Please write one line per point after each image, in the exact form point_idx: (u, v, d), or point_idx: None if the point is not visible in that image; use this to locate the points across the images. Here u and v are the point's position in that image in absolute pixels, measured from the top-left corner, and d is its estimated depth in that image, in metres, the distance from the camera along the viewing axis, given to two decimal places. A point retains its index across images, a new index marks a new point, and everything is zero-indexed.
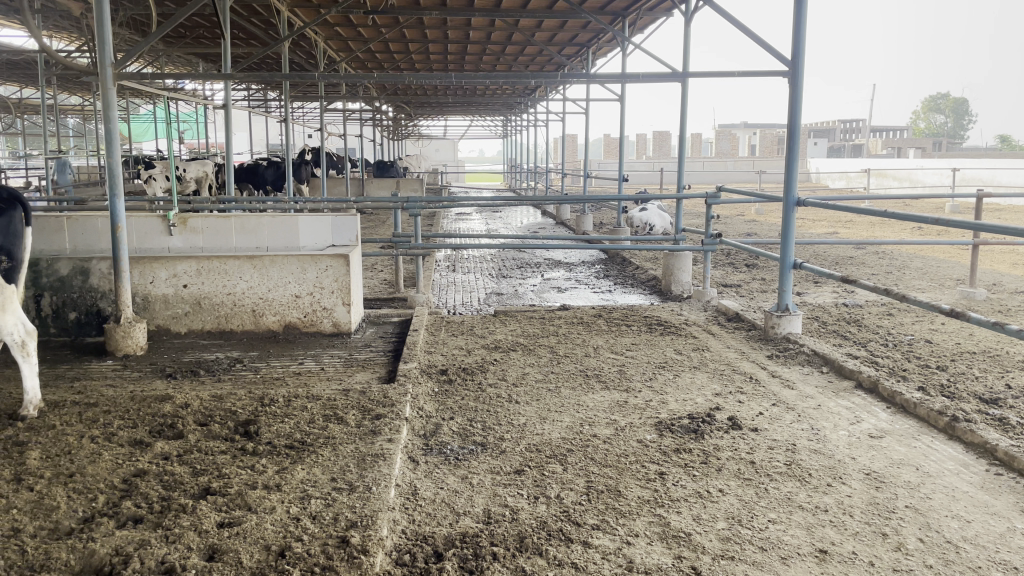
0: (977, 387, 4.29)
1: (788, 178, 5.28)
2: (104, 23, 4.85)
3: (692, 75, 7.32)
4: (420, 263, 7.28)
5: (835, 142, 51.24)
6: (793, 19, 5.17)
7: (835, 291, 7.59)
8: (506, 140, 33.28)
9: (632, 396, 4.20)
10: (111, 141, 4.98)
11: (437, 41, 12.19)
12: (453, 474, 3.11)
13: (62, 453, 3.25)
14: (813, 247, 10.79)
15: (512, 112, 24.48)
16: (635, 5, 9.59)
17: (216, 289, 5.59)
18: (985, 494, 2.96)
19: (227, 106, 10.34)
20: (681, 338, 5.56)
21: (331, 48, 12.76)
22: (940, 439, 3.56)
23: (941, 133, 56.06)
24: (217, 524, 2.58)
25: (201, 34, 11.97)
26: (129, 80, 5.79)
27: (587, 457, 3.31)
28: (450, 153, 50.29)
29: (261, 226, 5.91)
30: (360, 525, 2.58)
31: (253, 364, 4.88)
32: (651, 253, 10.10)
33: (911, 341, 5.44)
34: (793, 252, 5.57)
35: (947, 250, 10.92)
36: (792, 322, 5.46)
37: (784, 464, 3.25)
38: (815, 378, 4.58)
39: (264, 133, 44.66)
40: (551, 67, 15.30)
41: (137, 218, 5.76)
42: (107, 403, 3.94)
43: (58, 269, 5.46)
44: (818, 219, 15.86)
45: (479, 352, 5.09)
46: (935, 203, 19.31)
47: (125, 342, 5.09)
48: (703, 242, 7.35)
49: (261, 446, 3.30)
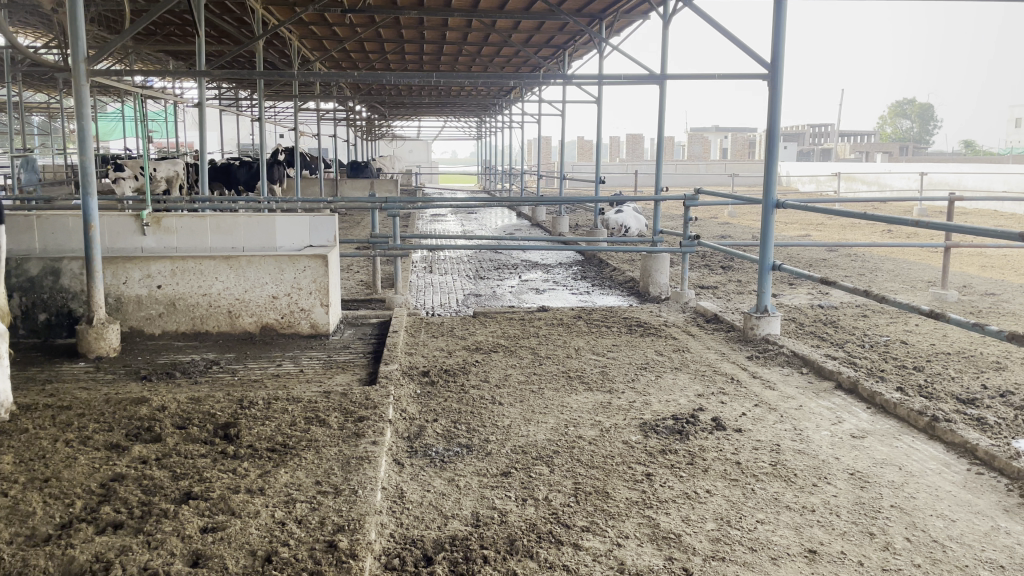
0: (954, 387, 4.35)
1: (767, 179, 5.29)
2: (78, 17, 4.73)
3: (671, 77, 7.34)
4: (398, 265, 7.21)
5: (804, 145, 51.95)
6: (774, 21, 5.20)
7: (810, 294, 7.67)
8: (480, 142, 33.29)
9: (615, 397, 4.20)
10: (84, 139, 4.87)
11: (414, 41, 12.14)
12: (439, 476, 3.07)
13: (36, 457, 3.16)
14: (787, 250, 10.89)
15: (488, 114, 24.39)
16: (613, 7, 9.61)
17: (191, 289, 5.49)
18: (967, 493, 3.00)
19: (199, 104, 10.20)
20: (662, 340, 5.57)
21: (305, 47, 12.64)
22: (921, 439, 3.59)
23: (908, 138, 57.01)
24: (200, 529, 2.52)
25: (173, 31, 11.81)
26: (100, 76, 5.66)
27: (573, 458, 3.29)
28: (424, 155, 50.16)
29: (237, 226, 5.84)
30: (347, 529, 2.53)
31: (230, 366, 4.80)
32: (627, 255, 10.14)
33: (887, 342, 5.50)
34: (771, 254, 5.58)
35: (917, 252, 11.06)
36: (770, 323, 5.47)
37: (769, 465, 3.26)
38: (796, 379, 4.61)
39: (234, 133, 44.21)
40: (526, 68, 15.29)
41: (109, 217, 5.65)
42: (82, 406, 3.85)
43: (28, 269, 5.35)
44: (791, 221, 16.04)
45: (460, 354, 5.06)
46: (904, 206, 19.63)
47: (98, 344, 4.98)
48: (681, 243, 7.36)
49: (242, 449, 3.24)
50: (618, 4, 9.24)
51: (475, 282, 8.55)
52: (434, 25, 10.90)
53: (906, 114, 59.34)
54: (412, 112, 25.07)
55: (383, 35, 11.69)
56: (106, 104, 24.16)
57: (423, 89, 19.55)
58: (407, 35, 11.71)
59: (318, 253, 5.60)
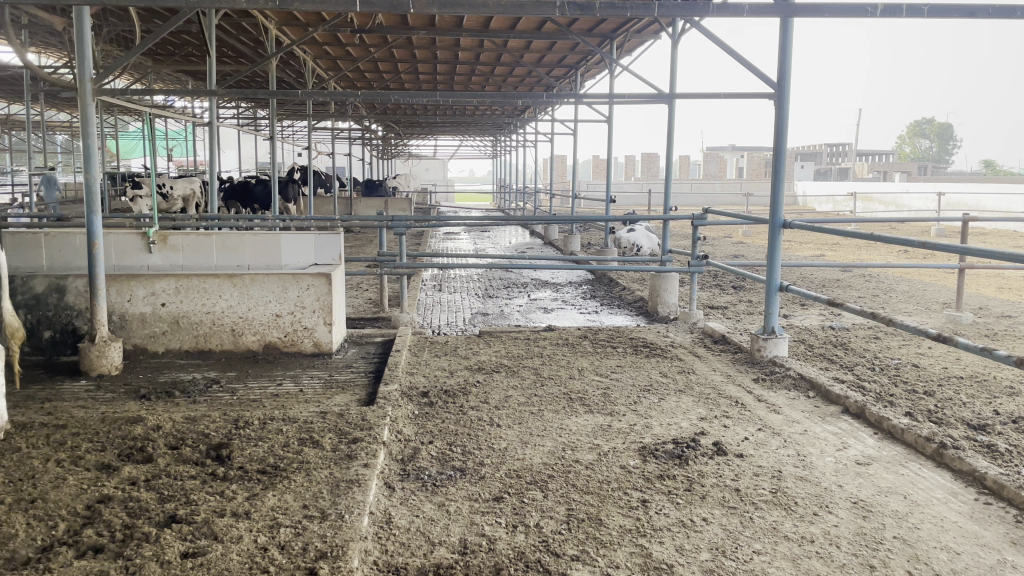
0: (965, 413, 4.24)
1: (774, 200, 5.22)
2: (85, 38, 4.77)
3: (679, 96, 7.31)
4: (405, 283, 7.18)
5: (822, 165, 51.77)
6: (780, 40, 5.15)
7: (821, 314, 7.57)
8: (495, 161, 33.43)
9: (617, 420, 4.12)
10: (89, 158, 4.90)
11: (426, 60, 12.19)
12: (430, 501, 3.02)
13: (25, 477, 3.14)
14: (800, 270, 10.78)
15: (502, 133, 24.45)
16: (623, 28, 9.56)
17: (195, 307, 5.48)
18: (974, 524, 2.90)
19: (212, 122, 10.28)
20: (668, 361, 5.50)
21: (320, 66, 12.74)
22: (928, 466, 3.50)
23: (927, 157, 56.66)
24: (180, 554, 2.48)
25: (189, 51, 11.93)
26: (107, 95, 5.69)
27: (568, 484, 3.22)
28: (440, 173, 50.39)
29: (243, 244, 5.85)
30: (330, 556, 2.48)
31: (230, 385, 4.77)
32: (637, 274, 10.07)
33: (898, 365, 5.39)
34: (779, 274, 5.49)
35: (934, 274, 10.91)
36: (778, 345, 5.39)
37: (769, 492, 3.18)
38: (802, 403, 4.51)
39: (252, 152, 44.65)
40: (539, 88, 15.32)
41: (116, 235, 5.69)
42: (77, 425, 3.83)
43: (33, 286, 5.35)
44: (805, 241, 15.90)
45: (461, 374, 5.01)
46: (921, 226, 19.45)
47: (100, 362, 4.98)
48: (690, 263, 7.27)
49: (232, 471, 3.20)
50: (629, 25, 9.23)
51: (483, 301, 8.50)
52: (446, 45, 10.93)
53: (925, 134, 59.01)
54: (426, 131, 25.21)
55: (395, 54, 11.75)
56: (124, 124, 24.54)
57: (438, 108, 19.65)
58: (420, 55, 11.77)
59: (321, 271, 5.59)
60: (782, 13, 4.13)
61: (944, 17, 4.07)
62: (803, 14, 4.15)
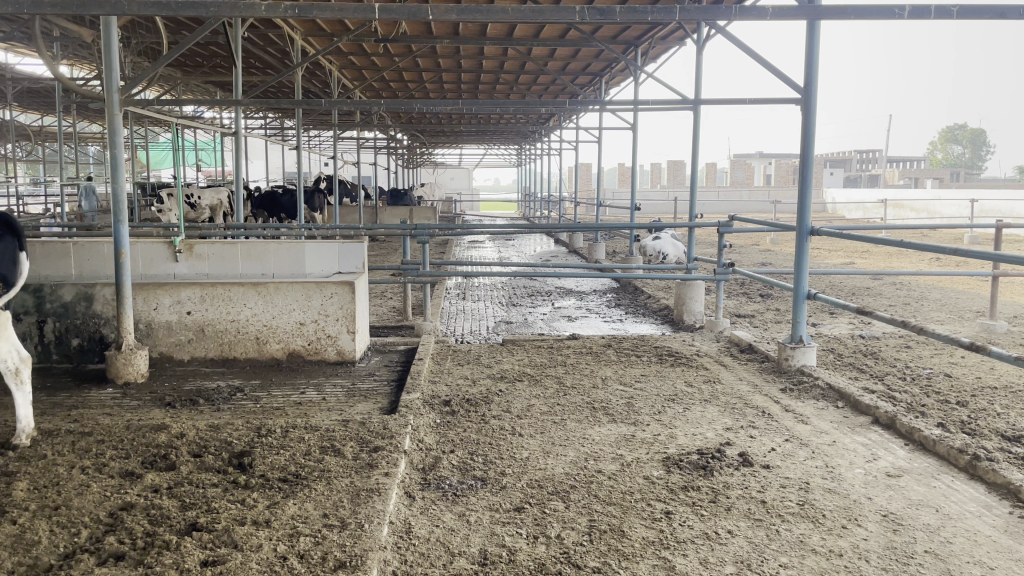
0: (1000, 424, 4.13)
1: (800, 207, 5.14)
2: (112, 50, 4.82)
3: (704, 102, 7.26)
4: (428, 291, 7.16)
5: (851, 171, 51.24)
6: (806, 44, 5.09)
7: (851, 323, 7.45)
8: (520, 170, 33.48)
9: (640, 430, 4.07)
10: (115, 168, 4.95)
11: (451, 70, 12.24)
12: (450, 511, 2.99)
13: (50, 484, 3.16)
14: (829, 278, 10.63)
15: (527, 141, 24.48)
16: (648, 35, 9.53)
17: (220, 316, 5.51)
18: (1008, 538, 2.81)
19: (238, 132, 10.37)
20: (693, 370, 5.43)
21: (346, 76, 12.84)
22: (961, 478, 3.41)
23: (959, 163, 55.85)
24: (200, 562, 2.48)
25: (217, 62, 12.06)
26: (134, 106, 5.76)
27: (590, 494, 3.18)
28: (466, 182, 50.61)
29: (267, 253, 5.88)
30: (349, 565, 2.46)
31: (254, 394, 4.78)
32: (662, 282, 10.00)
33: (929, 375, 5.28)
34: (806, 282, 5.39)
35: (966, 282, 10.70)
36: (806, 354, 5.29)
37: (796, 505, 3.11)
38: (830, 413, 4.43)
39: (279, 162, 45.14)
40: (564, 96, 15.34)
41: (143, 244, 5.75)
42: (102, 432, 3.85)
43: (62, 295, 5.42)
44: (834, 249, 15.71)
45: (484, 383, 4.98)
46: (953, 233, 19.19)
47: (127, 370, 5.02)
48: (715, 271, 7.17)
49: (254, 479, 3.20)
50: (653, 31, 9.18)
51: (506, 309, 8.48)
52: (470, 54, 10.98)
53: (957, 140, 58.21)
54: (452, 140, 25.28)
55: (420, 64, 11.81)
56: (156, 134, 24.95)
57: (463, 117, 19.74)
58: (443, 64, 11.82)
59: (345, 279, 5.59)
60: (808, 16, 4.07)
61: (976, 17, 3.96)
62: (830, 16, 4.09)
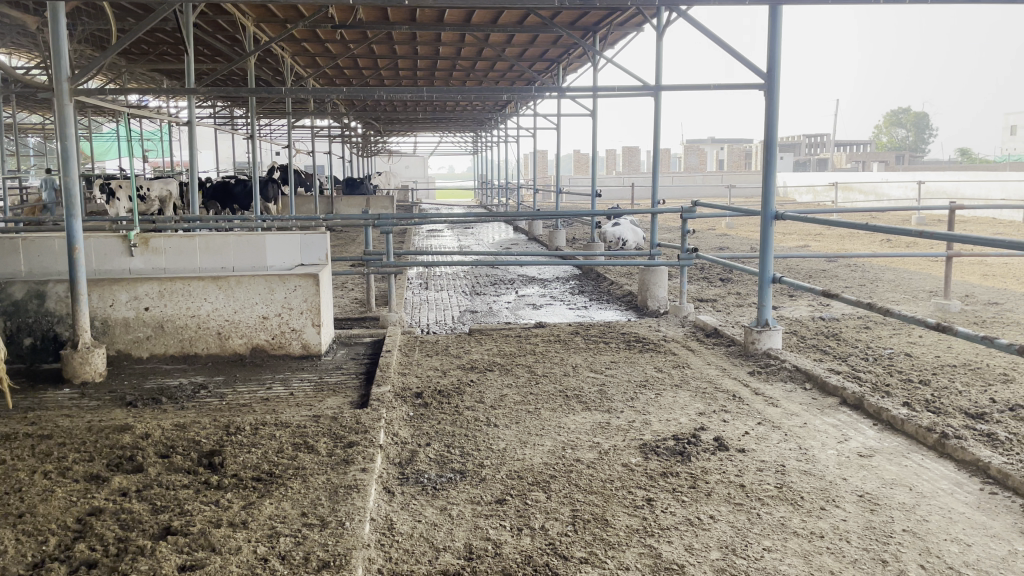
0: (962, 401, 4.22)
1: (765, 191, 5.18)
2: (60, 36, 4.62)
3: (666, 87, 7.27)
4: (392, 281, 7.05)
5: (800, 155, 52.15)
6: (769, 29, 5.12)
7: (810, 305, 7.58)
8: (477, 158, 33.29)
9: (615, 417, 4.07)
10: (67, 159, 4.76)
11: (407, 56, 12.09)
12: (431, 505, 2.95)
13: (12, 491, 3.04)
14: (786, 262, 10.79)
15: (484, 129, 24.35)
16: (607, 21, 9.55)
17: (179, 311, 5.36)
18: (982, 515, 2.87)
19: (189, 121, 10.12)
20: (661, 355, 5.46)
21: (298, 63, 12.61)
22: (930, 457, 3.48)
23: (904, 147, 57.14)
24: (177, 567, 2.40)
25: (164, 50, 11.77)
26: (84, 95, 5.55)
27: (571, 484, 3.16)
28: (421, 171, 50.14)
29: (227, 246, 5.75)
30: (333, 565, 2.41)
31: (218, 390, 4.66)
32: (624, 268, 10.05)
33: (891, 355, 5.39)
34: (771, 266, 5.43)
35: (918, 262, 10.95)
36: (772, 337, 5.34)
37: (774, 488, 3.14)
38: (799, 395, 4.48)
39: (229, 153, 44.17)
40: (520, 83, 15.31)
41: (96, 238, 5.56)
42: (63, 435, 3.71)
43: (12, 293, 5.22)
44: (789, 232, 15.95)
45: (454, 373, 4.94)
46: (902, 215, 19.65)
47: (84, 369, 4.86)
48: (678, 257, 7.18)
49: (226, 479, 3.12)
50: (612, 16, 9.18)
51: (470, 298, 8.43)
52: (427, 40, 10.85)
53: (901, 123, 59.59)
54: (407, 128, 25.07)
55: (375, 51, 11.64)
56: (101, 125, 24.23)
57: (419, 104, 19.56)
58: (400, 51, 11.67)
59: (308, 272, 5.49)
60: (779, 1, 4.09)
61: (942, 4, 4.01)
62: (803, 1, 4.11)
